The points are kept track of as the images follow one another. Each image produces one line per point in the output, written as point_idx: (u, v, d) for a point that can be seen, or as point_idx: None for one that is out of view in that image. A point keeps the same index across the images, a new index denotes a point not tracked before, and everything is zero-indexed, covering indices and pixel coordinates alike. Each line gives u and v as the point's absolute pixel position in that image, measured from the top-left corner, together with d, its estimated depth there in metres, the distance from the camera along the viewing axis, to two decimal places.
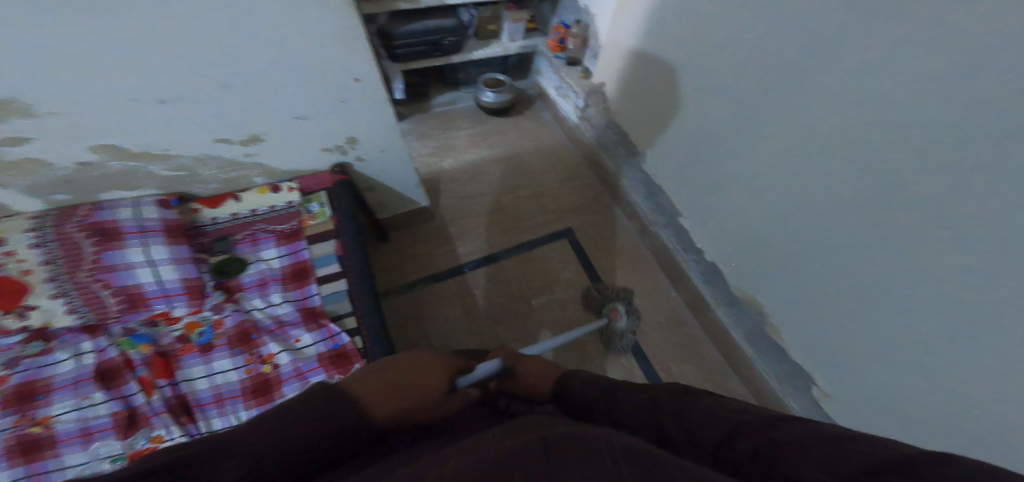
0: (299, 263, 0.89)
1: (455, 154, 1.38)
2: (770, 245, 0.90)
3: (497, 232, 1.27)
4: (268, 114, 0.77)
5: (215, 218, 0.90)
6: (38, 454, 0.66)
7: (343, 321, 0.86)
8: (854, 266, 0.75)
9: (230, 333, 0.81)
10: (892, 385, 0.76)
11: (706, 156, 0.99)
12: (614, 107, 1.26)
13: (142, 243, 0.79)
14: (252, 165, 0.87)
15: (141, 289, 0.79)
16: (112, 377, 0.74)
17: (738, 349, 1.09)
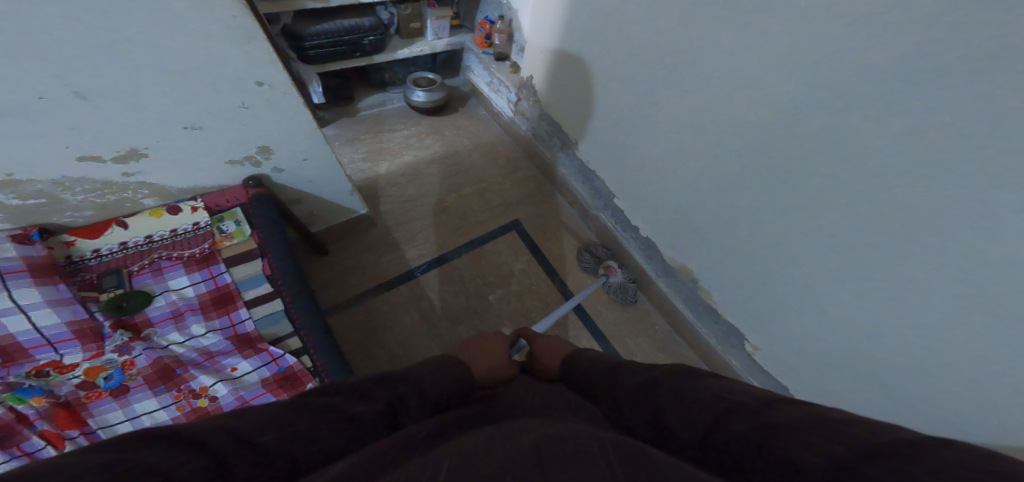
0: (220, 288, 0.83)
1: (390, 157, 1.33)
2: (708, 212, 0.98)
3: (446, 232, 1.25)
4: (152, 123, 0.72)
5: (95, 250, 0.82)
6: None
7: (286, 344, 0.82)
8: (777, 223, 0.84)
9: (147, 372, 0.74)
10: (816, 324, 0.86)
11: (640, 134, 1.06)
12: (545, 98, 1.30)
13: (3, 287, 0.69)
14: (133, 186, 0.80)
15: (13, 339, 0.70)
16: (4, 436, 0.64)
17: (680, 315, 1.22)
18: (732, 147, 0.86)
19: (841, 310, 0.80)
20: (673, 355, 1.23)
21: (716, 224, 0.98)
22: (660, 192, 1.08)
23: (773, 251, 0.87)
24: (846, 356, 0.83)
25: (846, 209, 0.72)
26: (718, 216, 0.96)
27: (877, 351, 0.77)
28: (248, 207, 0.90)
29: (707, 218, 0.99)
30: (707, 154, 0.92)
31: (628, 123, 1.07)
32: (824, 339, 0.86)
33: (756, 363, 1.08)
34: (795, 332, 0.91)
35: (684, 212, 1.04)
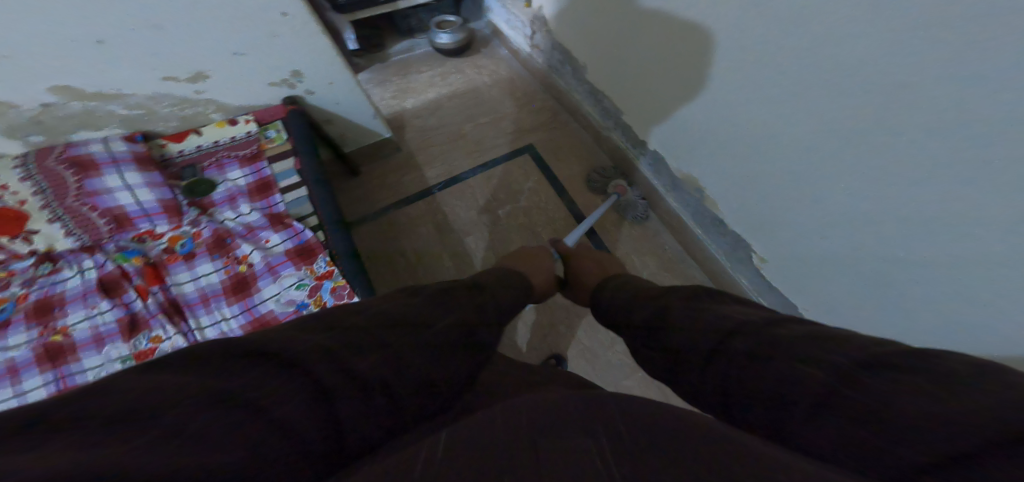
0: (263, 179, 1.04)
1: (416, 94, 1.49)
2: (699, 114, 0.99)
3: (459, 156, 1.37)
4: (210, 52, 0.93)
5: (180, 151, 1.07)
6: (62, 360, 0.81)
7: (307, 221, 1.01)
8: (762, 112, 0.84)
9: (208, 241, 0.96)
10: (815, 214, 0.84)
11: (636, 47, 1.07)
12: (555, 28, 1.35)
13: (121, 171, 0.95)
14: (203, 102, 1.04)
15: (123, 210, 0.95)
16: (113, 288, 0.89)
17: (690, 233, 1.21)
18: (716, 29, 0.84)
19: (833, 189, 0.78)
20: (683, 277, 1.22)
21: (707, 120, 0.98)
22: (662, 100, 1.08)
23: (763, 138, 0.87)
24: (842, 237, 0.81)
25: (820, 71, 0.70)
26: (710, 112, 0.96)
27: (872, 234, 0.75)
28: (287, 119, 1.10)
29: (700, 117, 0.99)
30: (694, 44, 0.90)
31: (623, 33, 1.09)
32: (822, 222, 0.84)
33: (763, 279, 1.07)
34: (796, 222, 0.89)
35: (683, 116, 1.04)
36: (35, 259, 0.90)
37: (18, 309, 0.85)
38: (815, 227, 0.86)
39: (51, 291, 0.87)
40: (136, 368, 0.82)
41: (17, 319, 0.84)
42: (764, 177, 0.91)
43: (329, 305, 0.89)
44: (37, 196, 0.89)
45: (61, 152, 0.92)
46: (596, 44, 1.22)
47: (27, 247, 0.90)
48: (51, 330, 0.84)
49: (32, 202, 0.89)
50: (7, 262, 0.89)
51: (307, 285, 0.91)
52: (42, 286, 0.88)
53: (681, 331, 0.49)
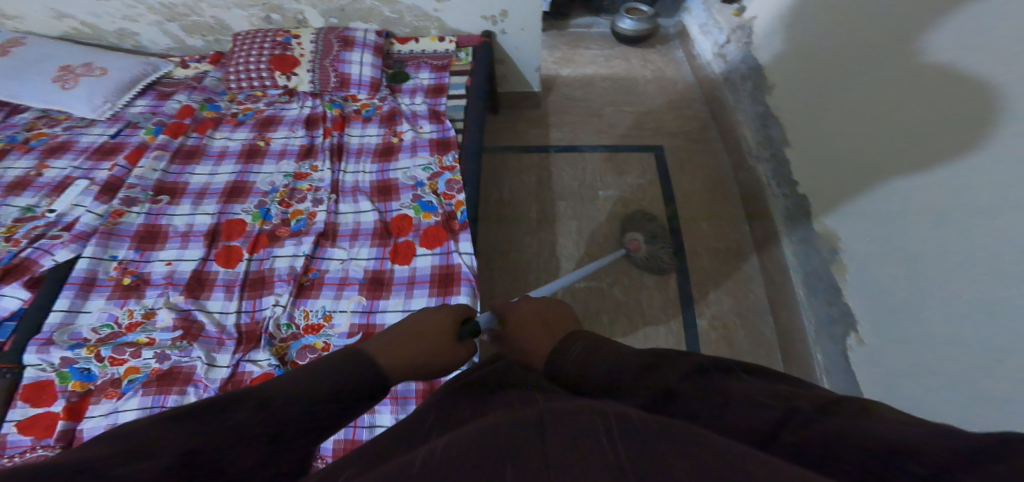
0: (439, 84, 1.26)
1: (573, 66, 1.60)
2: (872, 170, 0.88)
3: (588, 130, 1.44)
4: None
5: (399, 51, 1.35)
6: (252, 161, 1.13)
7: (455, 123, 1.18)
8: (950, 172, 0.73)
9: (384, 114, 1.22)
10: (958, 312, 0.71)
11: (837, 81, 0.99)
12: (756, 41, 1.29)
13: (362, 52, 1.26)
14: (434, 19, 1.32)
15: (348, 77, 1.25)
16: (312, 124, 1.21)
17: (788, 290, 1.09)
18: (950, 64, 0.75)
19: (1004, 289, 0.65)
20: (751, 330, 1.11)
21: (876, 166, 0.87)
22: (835, 136, 0.99)
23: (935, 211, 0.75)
24: (980, 341, 0.68)
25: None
26: (887, 167, 0.84)
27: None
28: (478, 48, 1.30)
29: (870, 163, 0.89)
30: (916, 76, 0.81)
31: (836, 59, 1.00)
32: (964, 317, 0.70)
33: (846, 366, 0.92)
34: (929, 314, 0.76)
35: (852, 157, 0.94)
36: (284, 91, 1.28)
37: (254, 118, 1.23)
38: (950, 324, 0.72)
39: (278, 114, 1.24)
40: (290, 183, 1.08)
41: (247, 123, 1.22)
42: (909, 244, 0.79)
43: (440, 191, 1.05)
44: (309, 54, 1.26)
45: (340, 31, 1.28)
46: (794, 70, 1.14)
47: (284, 83, 1.27)
48: (262, 137, 1.18)
49: (306, 57, 1.26)
50: (268, 88, 1.29)
51: (432, 170, 1.08)
52: (276, 108, 1.25)
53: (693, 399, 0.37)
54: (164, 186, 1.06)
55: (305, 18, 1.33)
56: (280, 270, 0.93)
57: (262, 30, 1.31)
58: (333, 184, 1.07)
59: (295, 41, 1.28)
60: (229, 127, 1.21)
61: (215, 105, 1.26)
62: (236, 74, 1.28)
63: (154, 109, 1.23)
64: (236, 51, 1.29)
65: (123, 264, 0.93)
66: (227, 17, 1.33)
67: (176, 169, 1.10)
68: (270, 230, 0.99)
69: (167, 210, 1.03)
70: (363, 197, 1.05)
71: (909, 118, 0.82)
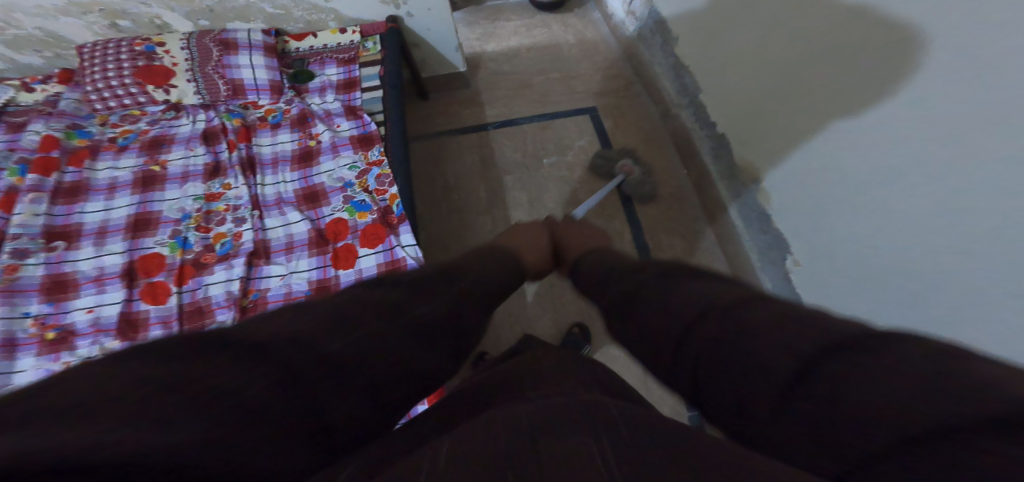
0: (350, 78, 1.19)
1: (498, 40, 1.57)
2: (776, 106, 0.94)
3: (522, 103, 1.43)
4: None
5: (298, 48, 1.25)
6: (151, 188, 1.01)
7: (375, 116, 1.12)
8: (834, 100, 0.79)
9: (294, 117, 1.13)
10: (865, 227, 0.79)
11: (729, 26, 1.05)
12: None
13: (250, 53, 1.14)
14: (328, 10, 1.22)
15: (242, 82, 1.15)
16: (211, 139, 1.10)
17: (729, 226, 1.16)
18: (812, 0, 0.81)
19: (892, 201, 0.72)
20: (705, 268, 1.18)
21: (778, 103, 0.94)
22: (741, 79, 1.05)
23: (831, 141, 0.82)
24: (878, 244, 0.77)
25: (905, 55, 0.65)
26: (788, 103, 0.91)
27: (920, 260, 0.70)
28: (384, 34, 1.24)
29: (772, 99, 0.95)
30: (790, 13, 0.87)
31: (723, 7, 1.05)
32: (866, 228, 0.78)
33: (789, 285, 1.01)
34: (843, 233, 0.84)
35: (758, 98, 1.00)
36: (166, 106, 1.16)
37: (138, 140, 1.10)
38: (859, 236, 0.81)
39: (167, 132, 1.11)
40: (202, 206, 0.98)
41: (133, 147, 1.08)
42: (816, 171, 0.87)
43: (371, 188, 1.00)
44: (188, 62, 1.13)
45: (217, 33, 1.14)
46: (693, 22, 1.18)
47: (163, 97, 1.15)
48: (154, 162, 1.05)
49: (181, 66, 1.13)
50: (145, 105, 1.16)
51: (358, 168, 1.03)
52: (161, 126, 1.12)
53: (642, 329, 0.42)
54: (55, 232, 0.94)
55: (165, 22, 1.17)
56: (216, 297, 0.86)
57: (111, 40, 1.14)
58: (252, 200, 0.98)
59: (159, 49, 1.11)
60: (109, 155, 1.07)
61: (84, 130, 1.09)
62: (96, 92, 1.13)
63: (10, 144, 1.05)
64: (86, 66, 1.12)
65: (39, 319, 0.83)
66: (58, 26, 1.14)
67: (62, 210, 0.97)
68: (194, 259, 0.91)
69: (68, 256, 0.91)
70: (290, 208, 0.97)
71: (794, 55, 0.87)
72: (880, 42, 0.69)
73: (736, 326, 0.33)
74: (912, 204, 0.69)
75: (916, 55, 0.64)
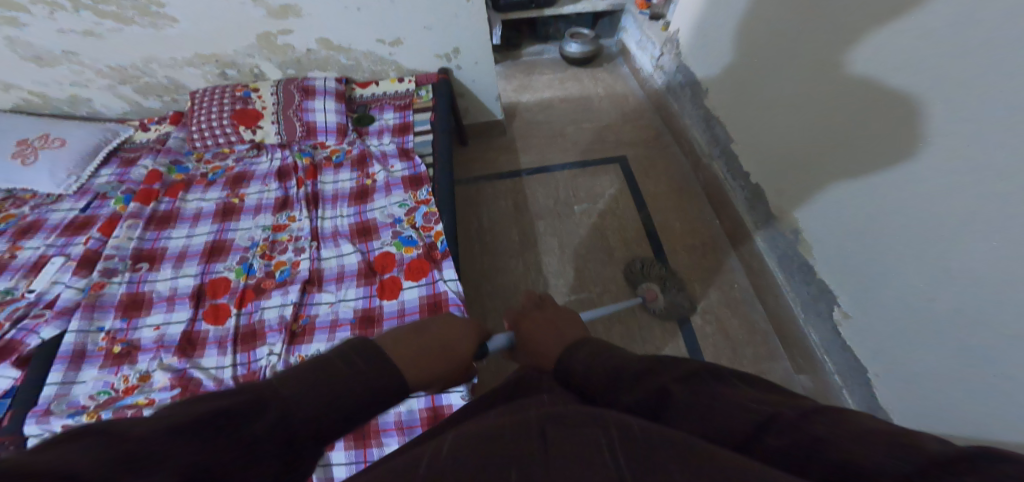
0: (404, 123, 1.29)
1: (531, 92, 1.68)
2: (810, 156, 0.98)
3: (555, 151, 1.51)
4: (410, 24, 1.25)
5: (361, 95, 1.37)
6: (229, 218, 1.11)
7: (425, 158, 1.20)
8: (872, 153, 0.83)
9: (354, 158, 1.22)
10: (912, 277, 0.80)
11: (763, 81, 1.12)
12: (686, 53, 1.43)
13: (325, 98, 1.27)
14: (390, 62, 1.35)
15: (315, 124, 1.26)
16: (284, 176, 1.20)
17: (767, 276, 1.16)
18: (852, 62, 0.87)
19: (943, 251, 0.73)
20: (743, 319, 1.18)
21: (812, 154, 0.98)
22: (774, 131, 1.09)
23: (871, 189, 0.85)
24: (935, 295, 0.76)
25: (956, 111, 0.70)
26: (822, 153, 0.95)
27: (980, 311, 0.70)
28: (436, 84, 1.35)
29: (808, 150, 0.99)
30: (827, 72, 0.93)
31: (758, 64, 1.13)
32: (916, 276, 0.79)
33: (836, 339, 0.99)
34: (888, 283, 0.84)
35: (791, 148, 1.04)
36: (252, 146, 1.27)
37: (224, 175, 1.21)
38: (907, 285, 0.81)
39: (249, 169, 1.22)
40: (269, 235, 1.06)
41: (219, 182, 1.19)
42: (857, 219, 0.89)
43: (418, 225, 1.06)
44: (274, 105, 1.27)
45: (300, 81, 1.29)
46: (727, 77, 1.26)
47: (251, 137, 1.27)
48: (234, 195, 1.16)
49: (269, 109, 1.26)
50: (235, 144, 1.28)
51: (408, 206, 1.09)
52: (245, 164, 1.23)
53: (686, 404, 0.41)
54: (142, 254, 1.03)
55: (261, 71, 1.33)
56: (270, 320, 0.91)
57: (218, 86, 1.30)
58: (312, 232, 1.06)
59: (254, 94, 1.28)
60: (199, 188, 1.18)
61: (183, 167, 1.23)
62: (198, 132, 1.26)
63: (121, 177, 1.20)
64: (196, 109, 1.28)
65: (111, 333, 0.89)
66: (181, 75, 1.31)
67: (151, 236, 1.07)
68: (255, 284, 0.97)
69: (149, 276, 0.99)
70: (344, 240, 1.04)
71: (829, 109, 0.92)
72: (930, 101, 0.73)
73: (806, 434, 0.34)
74: (964, 254, 0.70)
75: (967, 112, 0.68)
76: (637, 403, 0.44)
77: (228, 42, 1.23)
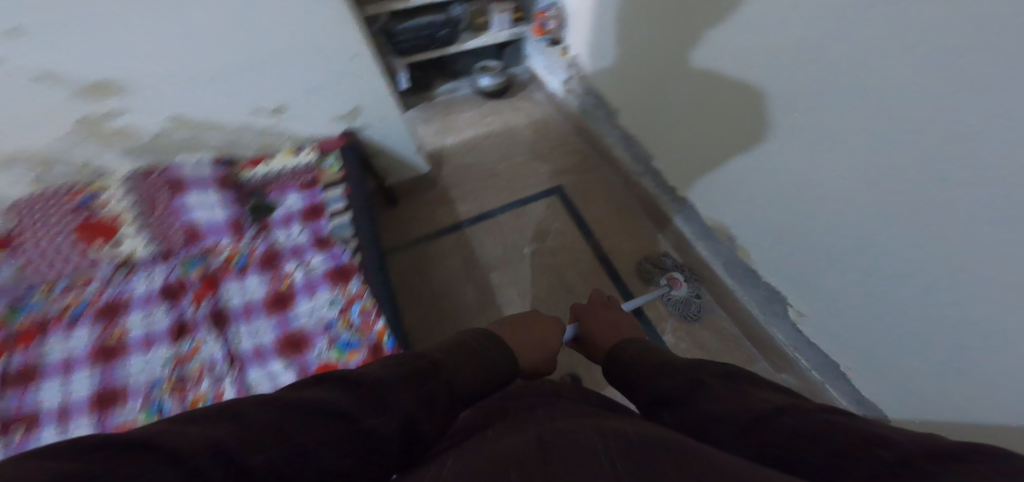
0: (314, 204, 1.12)
1: (455, 133, 1.59)
2: (733, 175, 1.00)
3: (491, 193, 1.43)
4: (289, 89, 1.07)
5: (253, 175, 1.15)
6: (113, 360, 0.90)
7: (348, 243, 1.05)
8: (795, 171, 0.84)
9: (260, 257, 1.04)
10: (864, 283, 0.81)
11: (668, 103, 1.11)
12: (590, 76, 1.43)
13: (203, 193, 1.06)
14: (280, 132, 1.17)
15: (200, 226, 1.05)
16: (173, 295, 0.98)
17: (721, 284, 1.18)
18: (746, 78, 0.85)
19: (886, 258, 0.75)
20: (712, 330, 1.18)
21: (735, 172, 0.99)
22: (691, 150, 1.10)
23: (801, 203, 0.87)
24: (893, 295, 0.76)
25: (852, 133, 0.71)
26: (742, 172, 0.97)
27: (932, 310, 0.72)
28: (342, 150, 1.20)
29: (728, 169, 1.00)
30: (724, 93, 0.91)
31: (654, 83, 1.13)
32: (860, 279, 0.82)
33: (803, 338, 1.02)
34: (838, 287, 0.87)
35: (711, 166, 1.06)
36: (114, 265, 1.01)
37: (89, 308, 0.96)
38: (852, 288, 0.84)
39: (120, 295, 0.98)
40: (174, 370, 0.88)
41: (84, 318, 0.95)
42: (794, 230, 0.91)
43: (354, 325, 0.92)
44: (133, 211, 1.03)
45: (161, 173, 1.05)
46: (630, 92, 1.26)
47: (112, 254, 1.01)
48: (111, 330, 0.93)
49: (130, 215, 1.03)
50: (91, 267, 1.01)
51: (338, 305, 0.95)
52: (114, 288, 0.98)
53: (712, 395, 0.51)
54: (9, 421, 0.83)
55: (102, 165, 1.08)
56: None
57: (46, 193, 1.04)
58: (228, 356, 0.91)
59: (98, 198, 1.04)
60: (58, 331, 0.93)
61: (26, 304, 0.96)
62: (34, 256, 0.99)
63: None
64: (21, 227, 1.01)
65: None
66: None
67: (15, 397, 0.86)
68: None
69: (30, 443, 0.82)
70: (271, 359, 0.90)
71: (734, 130, 0.93)
72: (836, 124, 0.72)
73: (813, 422, 0.43)
74: (911, 263, 0.72)
75: (870, 136, 0.68)
76: (670, 392, 0.56)
77: (29, 136, 0.96)
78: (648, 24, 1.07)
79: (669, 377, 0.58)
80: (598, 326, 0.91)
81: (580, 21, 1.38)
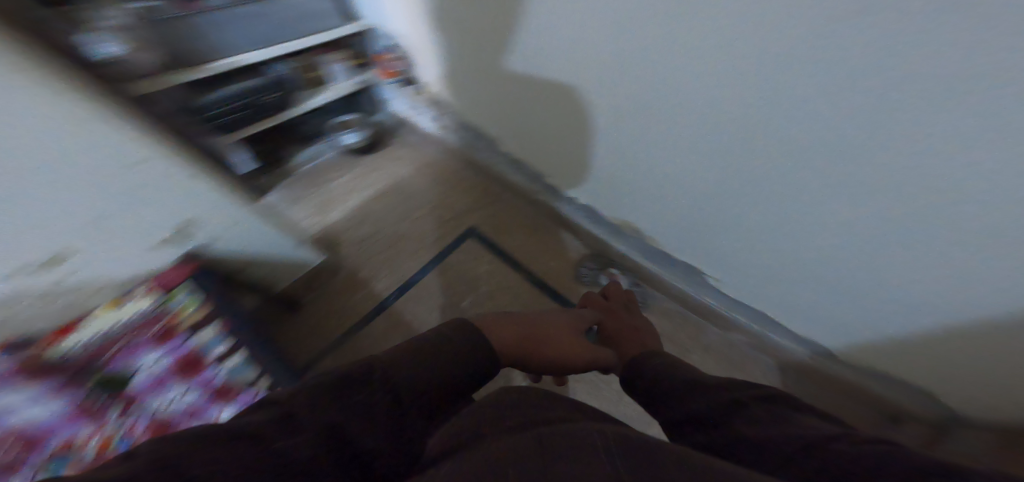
0: (187, 353, 0.91)
1: (337, 205, 1.43)
2: (634, 180, 1.05)
3: (405, 257, 1.32)
4: (79, 230, 0.75)
5: (63, 353, 0.83)
6: None
7: (258, 385, 0.93)
8: (688, 170, 0.91)
9: (145, 435, 0.82)
10: (773, 248, 0.92)
11: (551, 125, 1.11)
12: (459, 109, 1.37)
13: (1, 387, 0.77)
14: (75, 287, 0.83)
15: (27, 429, 0.77)
16: None
17: (648, 271, 1.27)
18: (631, 94, 0.85)
19: (791, 227, 0.85)
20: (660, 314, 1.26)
21: (636, 176, 1.04)
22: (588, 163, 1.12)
23: (702, 195, 0.94)
24: (807, 253, 0.86)
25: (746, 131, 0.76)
26: (643, 174, 1.02)
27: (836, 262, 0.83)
28: (194, 282, 0.96)
29: (628, 175, 1.05)
30: (607, 111, 0.93)
31: (534, 106, 1.10)
32: (770, 246, 0.92)
33: (730, 298, 1.14)
34: (754, 256, 0.97)
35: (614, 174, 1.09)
36: None
37: None
38: (765, 254, 0.95)
39: None
40: None
41: None
42: (701, 216, 0.99)
43: None
44: None
45: None
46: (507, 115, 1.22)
47: None
48: None
49: None
50: None
51: None
52: None
53: (744, 418, 0.52)
54: None
55: None
56: None
57: None
58: None
59: None
60: None
61: None
62: None
63: None
64: None
65: None
66: None
67: None
68: None
69: None
70: None
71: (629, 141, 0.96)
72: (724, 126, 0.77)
73: (854, 451, 0.44)
74: (810, 227, 0.82)
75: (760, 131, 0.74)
76: (700, 406, 0.57)
77: None
78: (511, 53, 1.01)
79: (701, 394, 0.59)
80: (621, 331, 0.93)
81: (426, 55, 1.27)
